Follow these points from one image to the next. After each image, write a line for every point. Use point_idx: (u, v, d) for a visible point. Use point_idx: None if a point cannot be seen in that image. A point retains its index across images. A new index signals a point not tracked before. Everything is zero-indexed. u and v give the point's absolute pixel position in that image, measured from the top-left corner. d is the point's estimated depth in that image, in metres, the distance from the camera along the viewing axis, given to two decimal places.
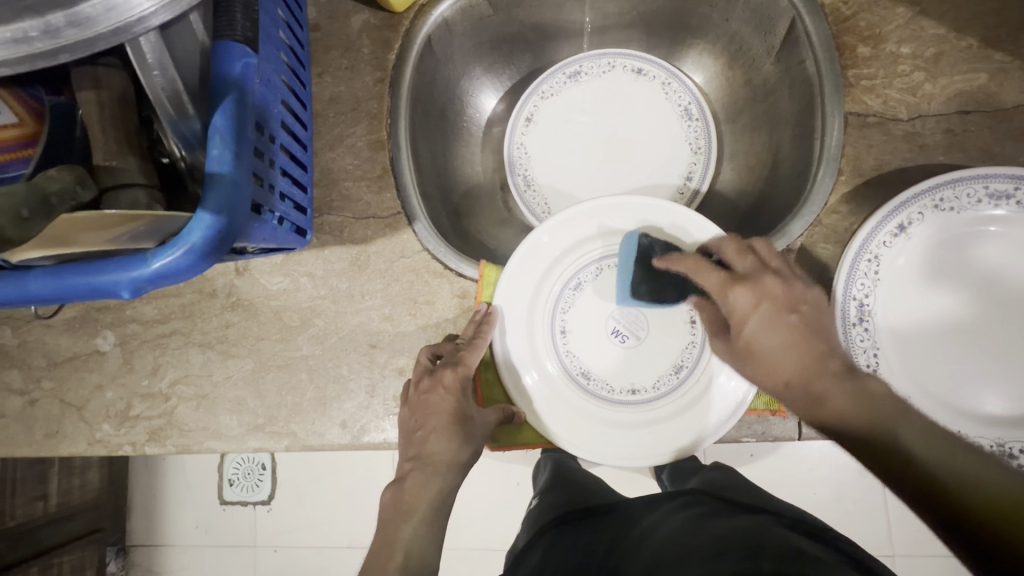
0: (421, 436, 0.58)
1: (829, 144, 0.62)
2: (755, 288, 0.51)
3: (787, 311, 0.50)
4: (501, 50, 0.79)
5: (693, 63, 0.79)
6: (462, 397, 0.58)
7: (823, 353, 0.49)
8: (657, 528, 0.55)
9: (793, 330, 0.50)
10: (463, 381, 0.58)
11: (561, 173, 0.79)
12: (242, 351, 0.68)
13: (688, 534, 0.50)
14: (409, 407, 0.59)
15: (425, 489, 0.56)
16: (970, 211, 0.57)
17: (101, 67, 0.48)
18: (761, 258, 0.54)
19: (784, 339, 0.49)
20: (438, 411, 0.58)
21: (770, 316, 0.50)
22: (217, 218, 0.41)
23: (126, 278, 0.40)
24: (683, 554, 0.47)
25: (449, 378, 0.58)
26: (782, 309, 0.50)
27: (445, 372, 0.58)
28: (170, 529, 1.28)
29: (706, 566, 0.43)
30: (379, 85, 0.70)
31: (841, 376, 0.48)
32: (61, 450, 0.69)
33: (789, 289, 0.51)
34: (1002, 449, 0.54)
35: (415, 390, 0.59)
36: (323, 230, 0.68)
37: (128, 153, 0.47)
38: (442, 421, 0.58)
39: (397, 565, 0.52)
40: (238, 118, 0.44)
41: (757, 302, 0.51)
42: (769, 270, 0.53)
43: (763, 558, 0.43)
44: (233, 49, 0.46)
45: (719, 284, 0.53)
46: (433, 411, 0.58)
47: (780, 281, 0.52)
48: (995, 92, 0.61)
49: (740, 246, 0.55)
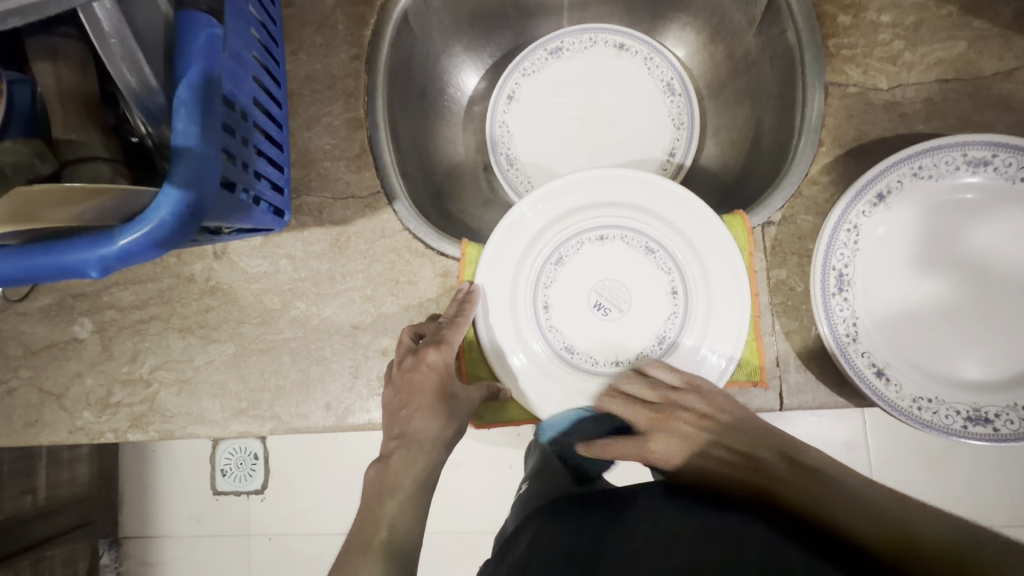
0: (406, 412, 0.58)
1: (810, 115, 0.62)
2: (665, 434, 0.58)
3: (701, 425, 0.58)
4: (480, 27, 0.78)
5: (675, 38, 0.78)
6: (447, 376, 0.59)
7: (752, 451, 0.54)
8: (644, 507, 0.55)
9: (714, 436, 0.57)
10: (447, 360, 0.58)
11: (544, 149, 0.78)
12: (222, 335, 0.67)
13: (672, 515, 0.51)
14: (393, 384, 0.60)
15: (413, 469, 0.56)
16: (948, 178, 0.57)
17: (58, 38, 0.45)
18: (642, 398, 0.61)
19: (711, 447, 0.56)
20: (422, 388, 0.58)
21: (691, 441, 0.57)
22: (184, 193, 0.40)
23: (94, 256, 0.40)
24: (670, 542, 0.46)
25: (436, 355, 0.58)
26: (696, 422, 0.58)
27: (431, 350, 0.58)
28: (163, 520, 1.27)
29: (693, 554, 0.43)
30: (355, 62, 0.69)
31: (779, 466, 0.52)
32: (42, 439, 0.68)
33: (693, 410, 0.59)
34: (977, 414, 0.55)
35: (401, 366, 0.60)
36: (302, 212, 0.67)
37: (89, 126, 0.46)
38: (426, 399, 0.58)
39: (382, 539, 0.51)
40: (204, 91, 0.43)
41: (674, 440, 0.58)
42: (660, 406, 0.60)
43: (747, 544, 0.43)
44: (197, 19, 0.45)
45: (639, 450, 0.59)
46: (417, 389, 0.58)
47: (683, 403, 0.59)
48: (974, 60, 0.61)
49: (622, 397, 0.62)
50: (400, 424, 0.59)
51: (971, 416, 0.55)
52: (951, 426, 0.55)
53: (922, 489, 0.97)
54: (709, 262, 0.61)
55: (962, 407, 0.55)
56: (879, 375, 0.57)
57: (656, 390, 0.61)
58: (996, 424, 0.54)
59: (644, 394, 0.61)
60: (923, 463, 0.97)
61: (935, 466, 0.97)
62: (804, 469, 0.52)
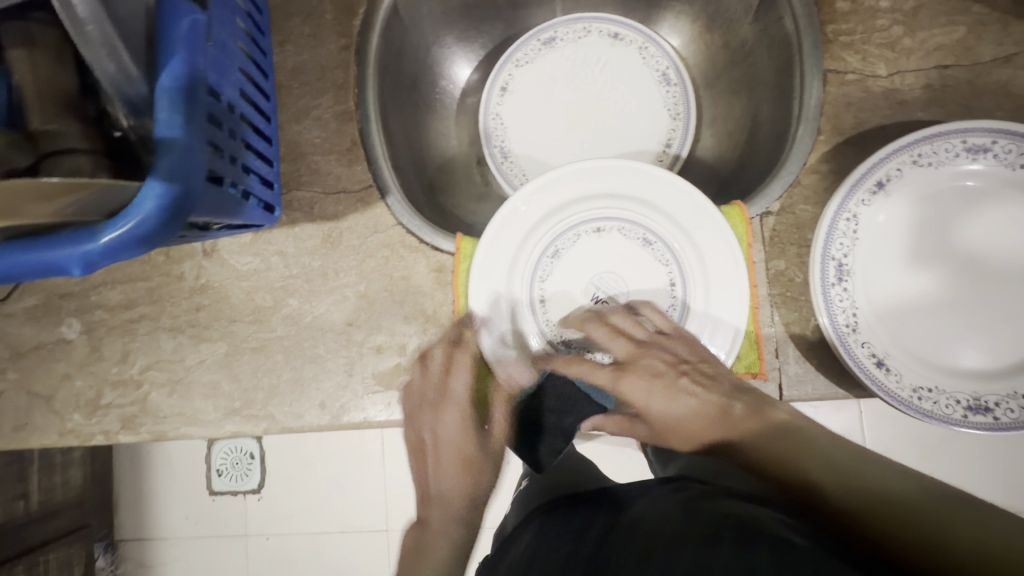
0: (438, 472, 0.66)
1: (808, 103, 0.61)
2: (639, 373, 0.62)
3: (676, 372, 0.59)
4: (473, 17, 0.76)
5: (670, 27, 0.77)
6: (468, 431, 0.67)
7: (721, 399, 0.56)
8: (650, 510, 0.53)
9: (691, 393, 0.58)
10: (465, 416, 0.66)
11: (538, 141, 0.77)
12: (214, 334, 0.66)
13: (679, 516, 0.49)
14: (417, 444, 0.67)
15: (450, 529, 0.62)
16: (948, 165, 0.56)
17: (35, 24, 0.44)
18: (626, 334, 0.63)
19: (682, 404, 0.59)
20: (450, 451, 0.66)
21: (666, 388, 0.60)
22: (169, 185, 0.39)
23: (76, 253, 0.38)
24: (674, 540, 0.45)
25: (450, 415, 0.66)
26: (675, 364, 0.60)
27: (445, 410, 0.65)
28: (161, 522, 1.26)
29: (702, 552, 0.42)
30: (344, 53, 0.67)
31: (743, 416, 0.54)
32: (31, 442, 0.67)
33: (691, 354, 0.60)
34: (977, 403, 0.54)
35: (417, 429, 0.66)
36: (293, 207, 0.66)
37: (67, 117, 0.44)
38: (456, 457, 0.66)
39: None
40: (188, 80, 0.42)
41: (648, 382, 0.61)
42: (647, 347, 0.61)
43: (756, 544, 0.41)
44: (178, 4, 0.43)
45: (607, 375, 0.62)
46: (444, 449, 0.66)
47: (664, 353, 0.61)
48: (973, 45, 0.60)
49: (609, 327, 0.63)
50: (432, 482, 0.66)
51: (971, 405, 0.54)
52: (952, 415, 0.54)
53: None
54: (707, 253, 0.60)
55: (963, 396, 0.55)
56: (879, 365, 0.56)
57: (642, 327, 0.63)
58: (996, 413, 0.54)
59: (633, 333, 0.63)
60: (920, 453, 0.97)
61: (932, 455, 0.97)
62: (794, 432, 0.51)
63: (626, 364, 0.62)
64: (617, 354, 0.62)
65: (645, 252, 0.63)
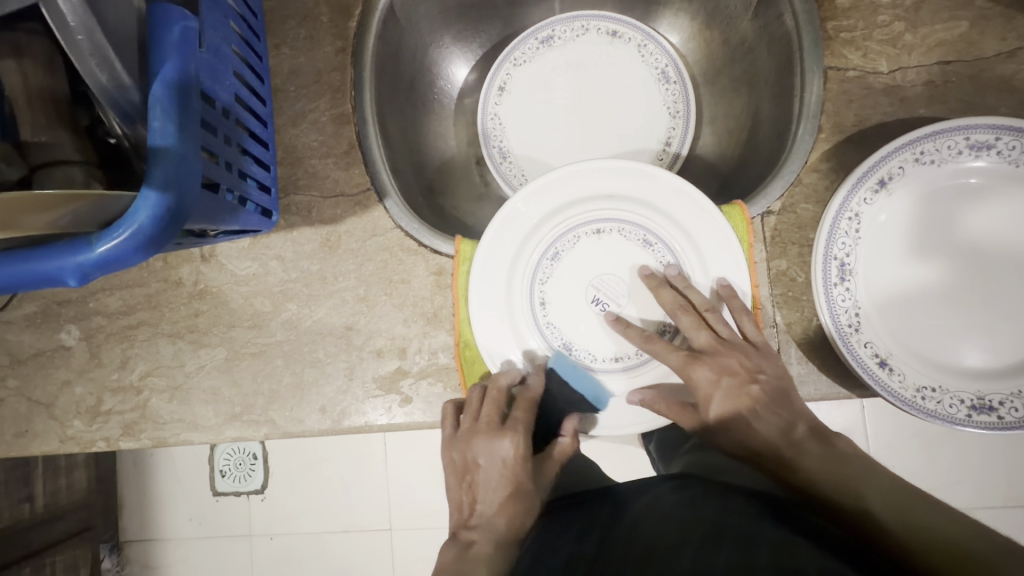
0: (480, 497, 0.58)
1: (809, 101, 0.61)
2: (713, 364, 0.57)
3: (747, 381, 0.56)
4: (469, 16, 0.76)
5: (669, 24, 0.76)
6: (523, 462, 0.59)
7: (786, 420, 0.54)
8: (650, 511, 0.53)
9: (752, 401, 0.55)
10: (522, 447, 0.59)
11: (537, 142, 0.76)
12: (213, 339, 0.66)
13: (681, 520, 0.48)
14: (461, 463, 0.60)
15: (490, 553, 0.52)
16: (950, 163, 0.56)
17: (20, 33, 0.43)
18: (714, 329, 0.59)
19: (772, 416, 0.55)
20: (497, 478, 0.58)
21: (732, 390, 0.56)
22: (163, 195, 0.39)
23: (71, 263, 0.38)
24: (675, 544, 0.45)
25: (508, 441, 0.59)
26: (743, 379, 0.56)
27: (499, 435, 0.59)
28: (165, 523, 1.27)
29: (702, 557, 0.42)
30: (340, 55, 0.67)
31: (807, 439, 0.53)
32: (32, 449, 0.67)
33: (746, 364, 0.57)
34: (981, 402, 0.54)
35: (460, 443, 0.60)
36: (290, 211, 0.66)
37: (59, 128, 0.44)
38: (503, 488, 0.58)
39: None
40: (181, 87, 0.41)
41: (718, 378, 0.57)
42: (726, 345, 0.58)
43: (757, 553, 0.41)
44: (170, 11, 0.43)
45: (682, 359, 0.58)
46: (493, 476, 0.59)
47: (741, 356, 0.57)
48: (976, 41, 0.59)
49: (698, 318, 0.59)
50: (475, 509, 0.58)
51: (975, 405, 0.54)
52: (955, 415, 0.54)
53: (921, 474, 0.97)
54: (708, 255, 0.60)
55: (967, 396, 0.54)
56: (882, 365, 0.56)
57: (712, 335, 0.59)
58: (1000, 413, 0.53)
59: (719, 329, 0.58)
60: (923, 449, 0.97)
61: (935, 450, 0.97)
62: (835, 445, 0.52)
63: (705, 355, 0.58)
64: (696, 342, 0.59)
65: (646, 253, 0.63)
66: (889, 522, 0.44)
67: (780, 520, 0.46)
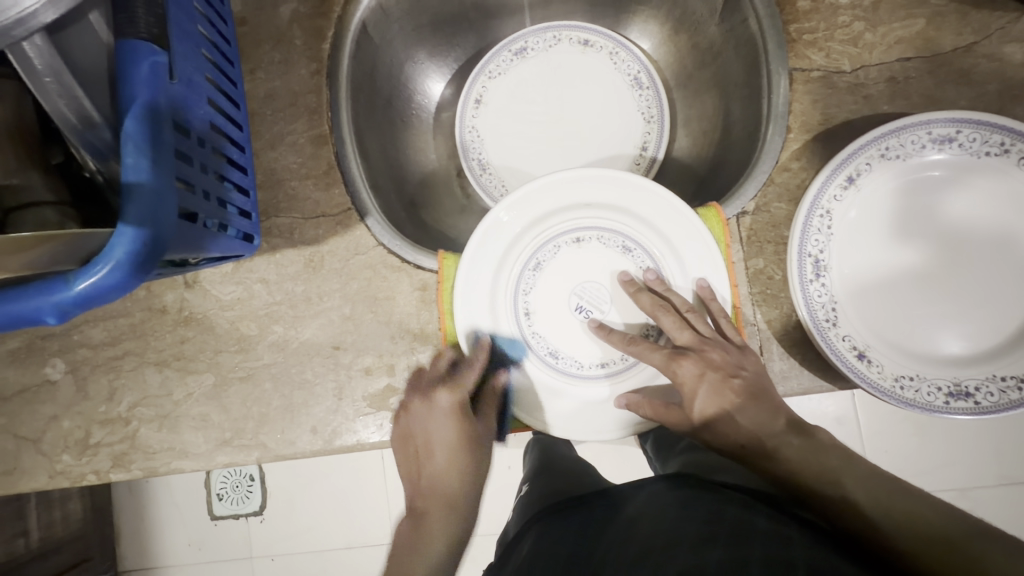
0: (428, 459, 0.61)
1: (776, 103, 0.62)
2: (697, 360, 0.56)
3: (730, 376, 0.55)
4: (442, 33, 0.77)
5: (639, 30, 0.78)
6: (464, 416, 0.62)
7: (767, 416, 0.54)
8: (644, 510, 0.53)
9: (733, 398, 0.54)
10: (459, 401, 0.61)
11: (514, 152, 0.77)
12: (200, 365, 0.66)
13: (674, 517, 0.49)
14: (404, 434, 0.61)
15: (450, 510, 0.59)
16: (915, 156, 0.57)
17: None
18: (696, 328, 0.59)
19: (754, 413, 0.54)
20: (440, 438, 0.61)
21: (715, 387, 0.55)
22: (140, 230, 0.39)
23: (48, 303, 0.38)
24: (671, 541, 0.45)
25: (449, 398, 0.61)
26: (725, 375, 0.55)
27: (440, 396, 0.61)
28: (164, 551, 1.25)
29: (697, 552, 0.42)
30: (315, 77, 0.67)
31: (787, 433, 0.53)
32: (20, 486, 0.66)
33: (727, 359, 0.56)
34: (958, 388, 0.55)
35: (403, 415, 0.61)
36: (272, 234, 0.66)
37: (30, 169, 0.44)
38: (448, 443, 0.61)
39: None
40: (151, 121, 0.42)
41: (702, 373, 0.56)
42: (707, 342, 0.58)
43: (750, 544, 0.42)
44: (138, 47, 0.43)
45: (663, 356, 0.57)
46: (437, 436, 0.61)
47: (722, 351, 0.57)
48: (933, 37, 0.61)
49: (678, 317, 0.59)
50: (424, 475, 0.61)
51: (952, 391, 0.55)
52: (933, 403, 0.55)
53: (912, 457, 0.99)
54: (686, 257, 0.61)
55: (945, 383, 0.55)
56: (861, 357, 0.57)
57: (692, 333, 0.59)
58: (977, 398, 0.55)
59: (700, 327, 0.59)
60: (911, 432, 0.99)
61: (923, 433, 0.99)
62: (815, 435, 0.52)
63: (688, 351, 0.58)
64: (678, 340, 0.59)
65: (626, 258, 0.64)
66: (874, 513, 0.45)
67: (771, 514, 0.47)
